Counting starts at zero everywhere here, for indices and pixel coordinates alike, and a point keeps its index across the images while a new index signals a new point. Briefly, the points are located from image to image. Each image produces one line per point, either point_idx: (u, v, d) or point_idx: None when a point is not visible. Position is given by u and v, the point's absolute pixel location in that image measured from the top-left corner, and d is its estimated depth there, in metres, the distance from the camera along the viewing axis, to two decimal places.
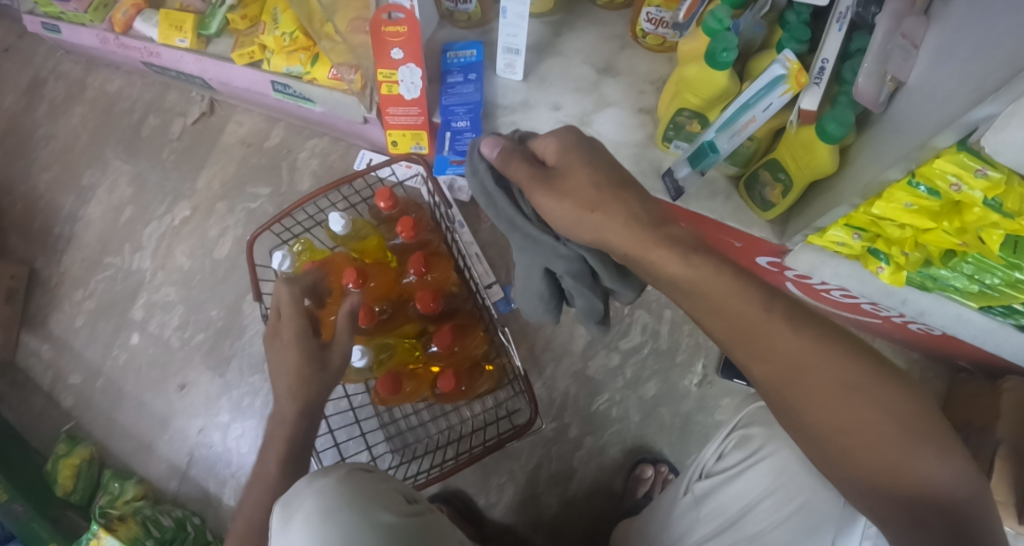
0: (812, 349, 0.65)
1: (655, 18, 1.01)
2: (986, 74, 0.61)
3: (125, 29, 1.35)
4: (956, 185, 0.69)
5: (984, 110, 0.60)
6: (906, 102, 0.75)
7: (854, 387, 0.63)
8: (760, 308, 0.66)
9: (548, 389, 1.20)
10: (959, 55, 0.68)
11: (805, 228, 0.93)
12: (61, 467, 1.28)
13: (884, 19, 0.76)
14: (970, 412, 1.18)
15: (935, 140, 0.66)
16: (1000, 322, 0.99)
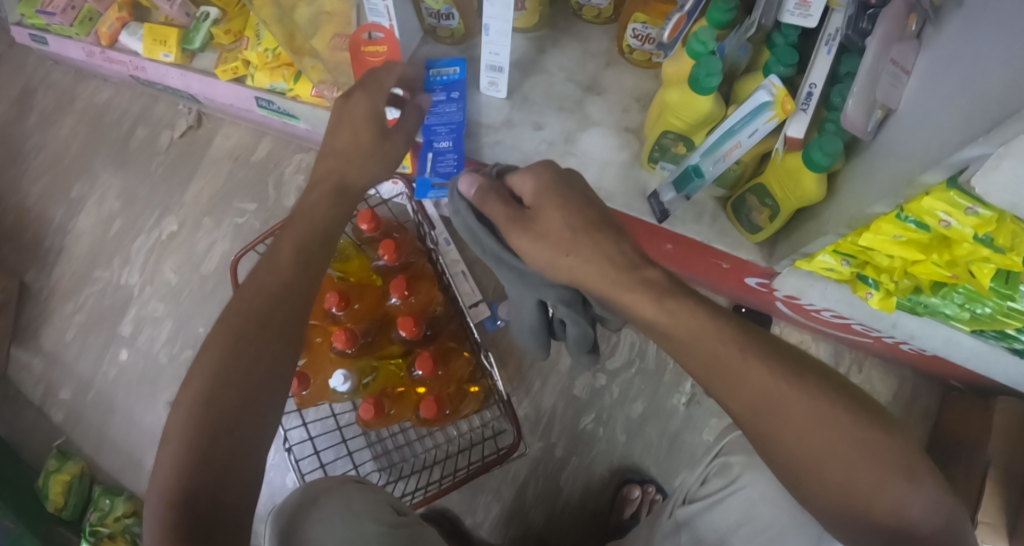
0: (787, 387, 0.64)
1: (641, 35, 1.00)
2: (973, 111, 0.58)
3: (111, 42, 1.34)
4: (945, 221, 0.66)
5: (973, 151, 0.57)
6: (893, 130, 0.72)
7: (832, 422, 0.63)
8: (734, 347, 0.65)
9: (534, 407, 1.19)
10: (946, 84, 0.65)
11: (793, 253, 0.91)
12: (53, 483, 1.27)
13: (875, 42, 0.71)
14: (962, 433, 1.15)
15: (924, 178, 0.63)
16: (992, 345, 0.97)
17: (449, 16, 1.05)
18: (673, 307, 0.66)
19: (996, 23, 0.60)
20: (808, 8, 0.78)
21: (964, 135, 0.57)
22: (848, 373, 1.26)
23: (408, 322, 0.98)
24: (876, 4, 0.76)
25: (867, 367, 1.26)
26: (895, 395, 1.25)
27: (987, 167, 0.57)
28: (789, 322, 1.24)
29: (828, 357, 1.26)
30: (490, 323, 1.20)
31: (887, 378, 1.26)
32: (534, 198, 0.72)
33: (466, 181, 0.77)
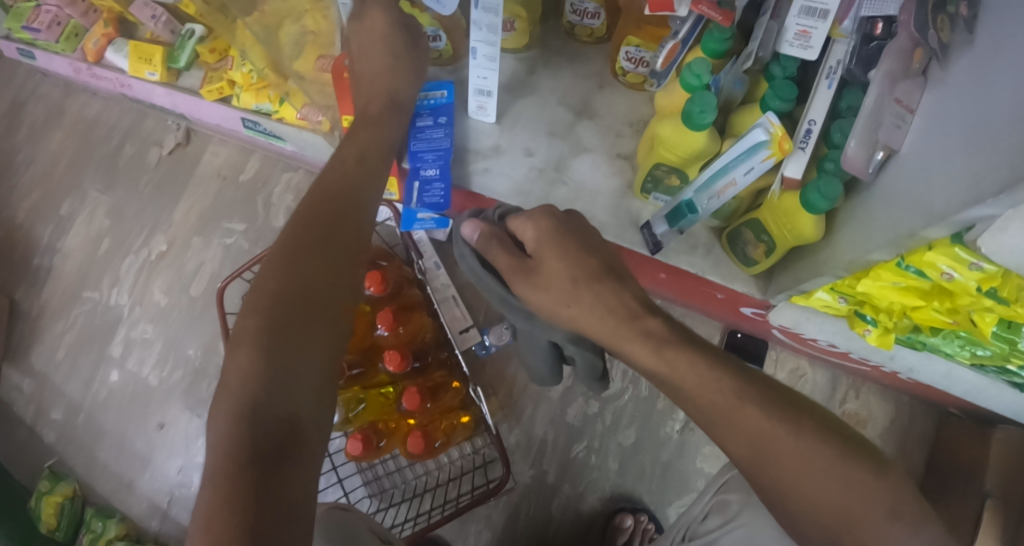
0: (785, 434, 0.61)
1: (635, 58, 0.96)
2: (980, 162, 0.54)
3: (98, 58, 1.32)
4: (948, 274, 0.63)
5: (980, 210, 0.54)
6: (897, 172, 0.68)
7: (830, 468, 0.60)
8: (731, 395, 0.63)
9: (526, 434, 1.17)
10: (955, 128, 0.60)
11: (789, 288, 0.88)
12: (43, 505, 1.27)
13: (876, 83, 0.68)
14: (961, 462, 1.12)
15: (927, 232, 0.60)
16: (992, 379, 0.93)
17: (436, 37, 1.02)
18: (672, 357, 0.64)
19: (1004, 67, 0.56)
20: (808, 40, 0.74)
21: (974, 191, 0.53)
22: (843, 398, 1.23)
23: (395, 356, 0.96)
24: (881, 36, 0.72)
25: (864, 393, 1.23)
26: (892, 421, 1.22)
27: (997, 228, 0.53)
28: (785, 347, 1.23)
29: (825, 383, 1.23)
30: (483, 348, 1.18)
31: (884, 403, 1.23)
32: (536, 246, 0.71)
33: (468, 226, 0.76)
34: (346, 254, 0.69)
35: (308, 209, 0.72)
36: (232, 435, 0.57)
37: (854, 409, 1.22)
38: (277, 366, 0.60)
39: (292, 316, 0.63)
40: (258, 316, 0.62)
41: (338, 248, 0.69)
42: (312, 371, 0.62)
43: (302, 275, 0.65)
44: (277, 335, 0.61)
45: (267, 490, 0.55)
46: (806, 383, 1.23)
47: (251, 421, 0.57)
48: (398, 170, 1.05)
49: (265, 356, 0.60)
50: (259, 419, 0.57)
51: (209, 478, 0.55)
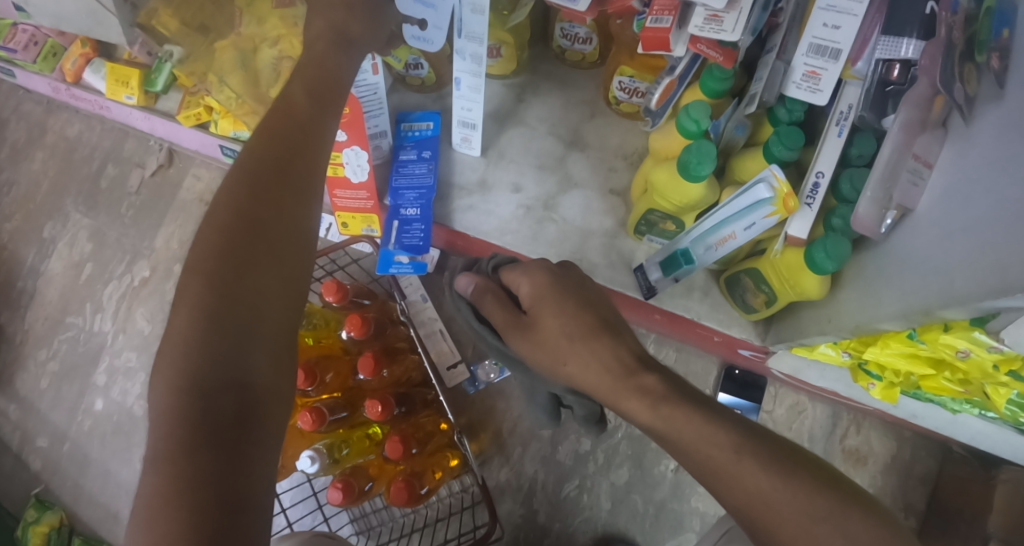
0: (776, 487, 0.52)
1: (629, 88, 0.90)
2: (1006, 240, 0.48)
3: (76, 79, 1.25)
4: (964, 352, 0.59)
5: (1004, 302, 0.48)
6: (912, 234, 0.62)
7: (827, 520, 0.51)
8: (728, 451, 0.54)
9: (515, 474, 1.13)
10: (982, 193, 0.53)
11: (789, 341, 0.83)
12: (31, 534, 1.25)
13: (896, 131, 0.61)
14: (965, 502, 1.08)
15: (944, 313, 0.54)
16: (999, 426, 0.88)
17: (417, 64, 0.97)
18: (667, 414, 0.57)
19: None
20: (817, 81, 0.67)
21: (1006, 265, 0.48)
22: (844, 434, 1.18)
23: (378, 403, 0.92)
24: (898, 81, 0.64)
25: (866, 428, 1.18)
26: (894, 457, 1.17)
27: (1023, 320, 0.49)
28: (785, 382, 1.19)
29: (825, 418, 1.19)
30: (471, 386, 1.14)
31: (885, 439, 1.18)
32: (531, 303, 0.66)
33: (461, 279, 0.72)
34: (298, 200, 0.62)
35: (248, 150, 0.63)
36: (175, 416, 0.50)
37: (855, 445, 1.18)
38: (224, 346, 0.53)
39: (241, 273, 0.56)
40: (204, 275, 0.55)
41: (290, 194, 0.61)
42: (267, 346, 0.56)
43: (249, 227, 0.58)
44: (228, 298, 0.55)
45: (216, 478, 0.49)
46: (806, 420, 1.18)
47: (200, 397, 0.51)
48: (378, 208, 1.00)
49: (213, 326, 0.54)
50: (206, 400, 0.51)
51: (152, 466, 0.49)
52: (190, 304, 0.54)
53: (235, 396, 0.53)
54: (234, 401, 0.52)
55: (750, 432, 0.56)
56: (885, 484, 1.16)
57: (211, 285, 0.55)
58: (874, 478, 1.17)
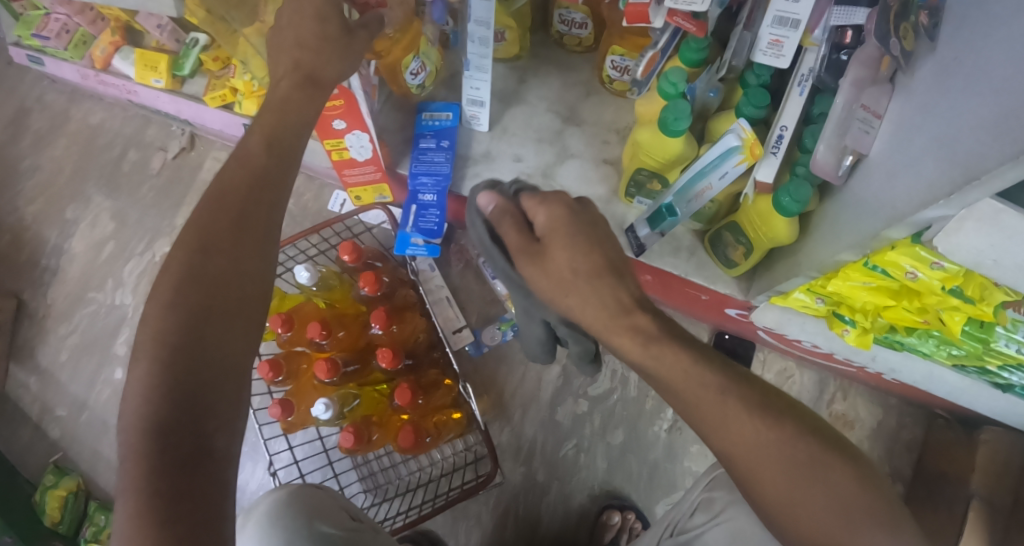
0: (766, 426, 0.59)
1: (620, 66, 1.00)
2: (931, 169, 0.58)
3: (105, 65, 1.35)
4: (912, 273, 0.69)
5: (935, 211, 0.58)
6: (862, 178, 0.73)
7: (805, 463, 0.58)
8: (714, 392, 0.60)
9: (515, 435, 1.19)
10: (912, 136, 0.64)
11: (768, 289, 0.91)
12: (48, 498, 1.34)
13: (845, 88, 0.74)
14: (947, 465, 1.14)
15: (889, 232, 0.64)
16: (973, 378, 0.96)
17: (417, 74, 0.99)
18: (660, 353, 0.61)
19: (941, 90, 0.61)
20: (780, 48, 0.77)
21: (927, 195, 0.58)
22: (831, 399, 1.26)
23: (388, 353, 0.99)
24: (850, 45, 0.76)
25: (852, 395, 1.26)
26: (880, 423, 1.25)
27: (951, 228, 0.59)
28: (772, 348, 1.25)
29: (813, 384, 1.27)
30: (475, 348, 1.21)
31: (872, 406, 1.26)
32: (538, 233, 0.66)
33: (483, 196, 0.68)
34: (255, 255, 0.64)
35: (208, 203, 0.65)
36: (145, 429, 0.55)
37: (841, 410, 1.25)
38: (178, 383, 0.57)
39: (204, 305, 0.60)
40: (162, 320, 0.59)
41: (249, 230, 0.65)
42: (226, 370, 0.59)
43: (207, 279, 0.61)
44: (184, 340, 0.58)
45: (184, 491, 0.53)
46: (794, 385, 1.26)
47: (165, 415, 0.55)
48: (387, 178, 1.09)
49: (167, 369, 0.57)
50: (170, 420, 0.55)
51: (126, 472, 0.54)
52: (148, 352, 0.57)
53: (194, 431, 0.56)
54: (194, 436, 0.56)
55: (736, 378, 0.62)
56: (873, 447, 1.24)
57: (173, 312, 0.59)
58: (862, 442, 1.24)
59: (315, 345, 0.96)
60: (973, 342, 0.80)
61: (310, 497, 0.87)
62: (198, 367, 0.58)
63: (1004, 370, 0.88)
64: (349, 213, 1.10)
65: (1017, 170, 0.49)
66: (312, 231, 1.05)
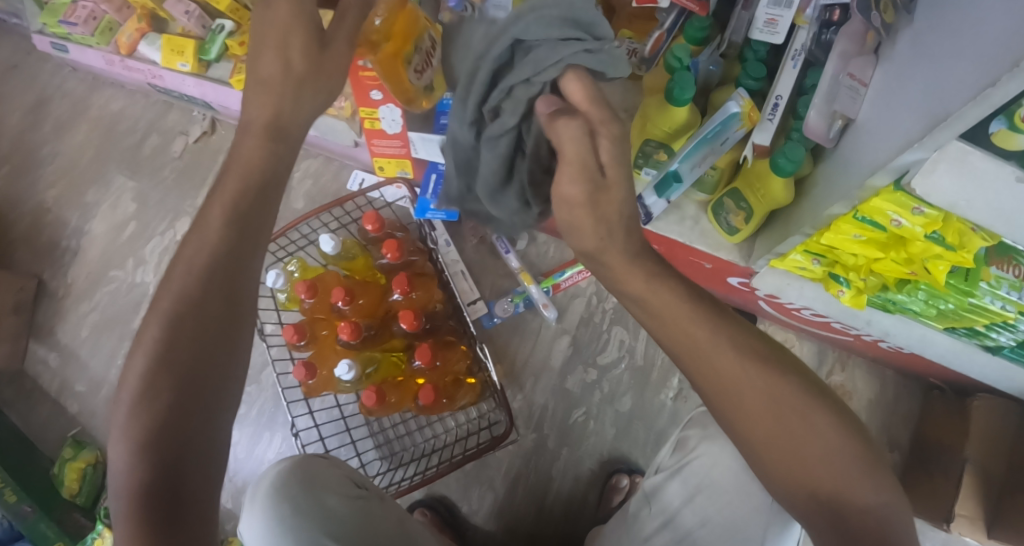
0: (741, 358, 0.60)
1: (632, 50, 1.03)
2: (910, 120, 0.68)
3: (131, 51, 1.42)
4: (897, 220, 0.77)
5: (911, 155, 0.67)
6: (850, 138, 0.82)
7: (779, 399, 0.59)
8: (704, 327, 0.61)
9: (527, 402, 1.24)
10: (896, 96, 0.73)
11: (767, 252, 0.98)
12: (67, 470, 1.38)
13: (833, 60, 0.83)
14: (943, 434, 1.17)
15: (873, 180, 0.73)
16: (964, 341, 1.02)
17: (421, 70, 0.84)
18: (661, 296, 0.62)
19: (922, 55, 0.70)
20: (775, 26, 0.85)
21: (906, 143, 0.67)
22: (830, 371, 1.28)
23: (410, 315, 1.04)
24: (838, 21, 0.85)
25: (850, 366, 1.28)
26: (878, 395, 1.26)
27: (927, 170, 0.67)
28: (775, 322, 1.28)
29: (812, 354, 1.28)
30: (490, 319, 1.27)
31: (870, 378, 1.27)
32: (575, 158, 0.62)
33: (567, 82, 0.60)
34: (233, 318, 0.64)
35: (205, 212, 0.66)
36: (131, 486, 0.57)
37: (840, 382, 1.27)
38: (165, 440, 0.59)
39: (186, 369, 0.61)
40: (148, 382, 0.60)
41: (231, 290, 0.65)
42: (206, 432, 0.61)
43: (184, 287, 0.63)
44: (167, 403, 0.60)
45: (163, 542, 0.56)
46: (794, 355, 1.28)
47: (150, 475, 0.58)
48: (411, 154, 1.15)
49: (150, 433, 0.58)
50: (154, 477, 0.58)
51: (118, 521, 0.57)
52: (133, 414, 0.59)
53: (172, 491, 0.58)
54: (171, 428, 0.59)
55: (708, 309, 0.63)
56: (871, 418, 1.25)
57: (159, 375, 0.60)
58: (861, 412, 1.25)
59: (340, 308, 1.03)
60: (959, 295, 0.87)
61: (313, 464, 0.81)
62: (180, 351, 0.61)
63: (992, 330, 0.95)
64: (367, 188, 1.16)
65: (975, 111, 0.58)
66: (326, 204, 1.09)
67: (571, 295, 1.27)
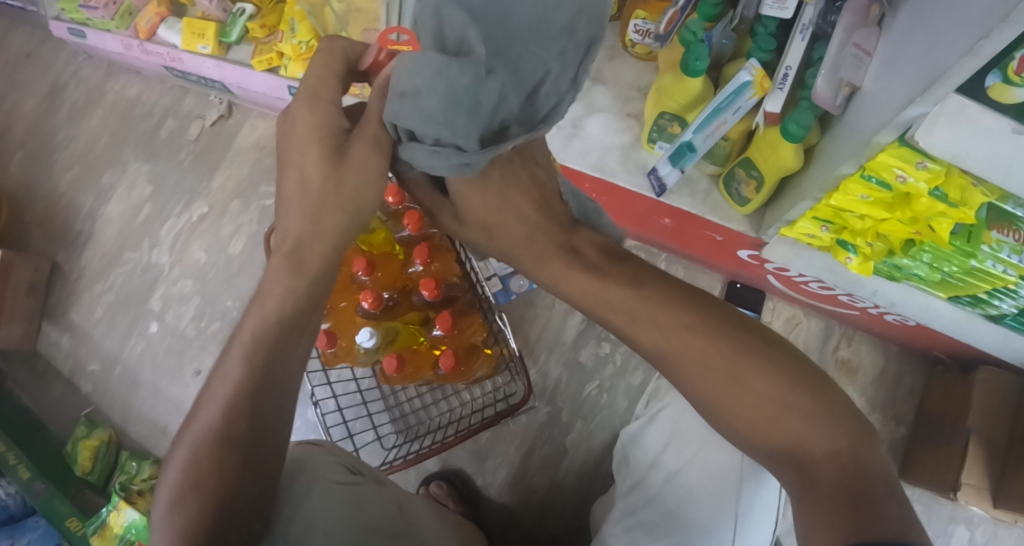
0: (675, 331, 0.68)
1: (642, 30, 1.09)
2: (913, 78, 0.73)
3: (150, 35, 1.45)
4: (902, 176, 0.81)
5: (914, 110, 0.73)
6: (855, 105, 0.87)
7: (718, 366, 0.66)
8: (627, 294, 0.72)
9: (541, 375, 1.27)
10: (898, 60, 0.79)
11: (777, 222, 1.02)
12: (81, 449, 1.37)
13: (839, 31, 0.88)
14: (946, 406, 1.20)
15: (878, 137, 0.78)
16: (967, 311, 1.05)
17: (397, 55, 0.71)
18: (610, 288, 0.73)
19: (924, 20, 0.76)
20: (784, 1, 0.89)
21: (908, 99, 0.73)
22: (836, 346, 1.31)
23: (430, 284, 1.05)
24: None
25: (856, 341, 1.31)
26: (883, 370, 1.29)
27: (929, 124, 0.73)
28: (783, 299, 1.31)
29: (819, 330, 1.31)
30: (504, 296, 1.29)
31: (875, 352, 1.30)
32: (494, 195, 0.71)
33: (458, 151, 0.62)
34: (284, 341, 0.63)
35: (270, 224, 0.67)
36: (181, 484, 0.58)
37: (846, 356, 1.30)
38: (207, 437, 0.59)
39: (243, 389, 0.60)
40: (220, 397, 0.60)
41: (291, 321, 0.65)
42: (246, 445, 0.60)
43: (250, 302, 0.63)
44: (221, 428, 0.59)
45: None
46: (801, 331, 1.31)
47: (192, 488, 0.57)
48: None
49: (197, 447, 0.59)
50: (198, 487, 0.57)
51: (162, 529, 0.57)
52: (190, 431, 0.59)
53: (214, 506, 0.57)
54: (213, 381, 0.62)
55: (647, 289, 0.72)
56: (875, 394, 1.28)
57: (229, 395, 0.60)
58: (864, 388, 1.29)
59: (360, 279, 1.05)
60: (962, 257, 0.90)
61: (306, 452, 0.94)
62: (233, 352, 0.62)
63: (994, 297, 0.98)
64: None
65: (971, 63, 0.65)
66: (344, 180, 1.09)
67: None
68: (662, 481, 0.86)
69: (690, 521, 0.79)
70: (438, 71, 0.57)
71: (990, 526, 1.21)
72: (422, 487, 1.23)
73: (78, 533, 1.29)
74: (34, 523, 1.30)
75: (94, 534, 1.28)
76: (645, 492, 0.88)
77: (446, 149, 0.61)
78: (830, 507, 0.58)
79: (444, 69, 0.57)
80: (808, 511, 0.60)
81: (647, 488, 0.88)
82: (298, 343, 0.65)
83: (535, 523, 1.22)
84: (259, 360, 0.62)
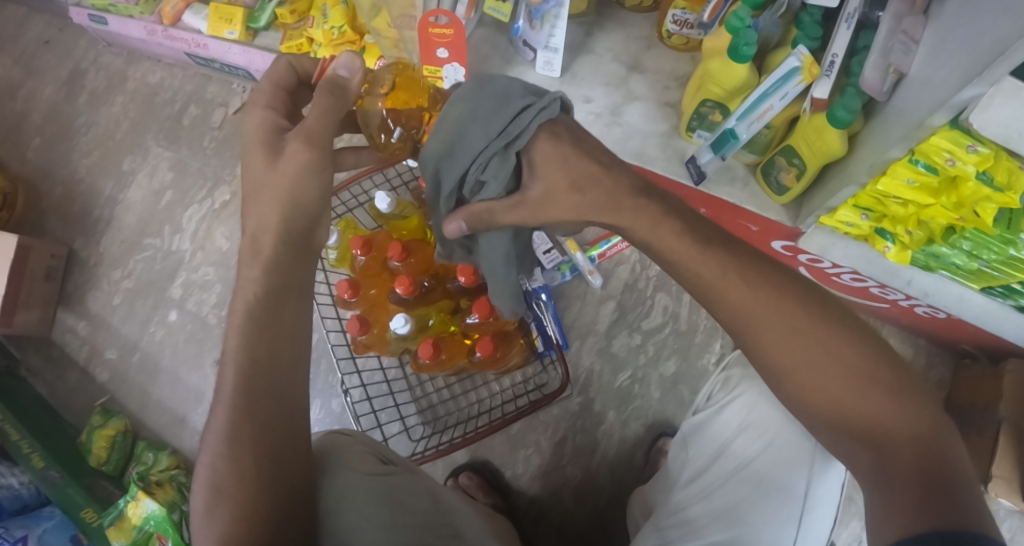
0: (758, 301, 0.68)
1: (681, 20, 1.10)
2: (967, 59, 0.72)
3: (174, 21, 1.44)
4: (950, 160, 0.81)
5: (970, 91, 0.72)
6: (903, 90, 0.86)
7: (807, 333, 0.66)
8: (718, 265, 0.70)
9: (574, 365, 1.27)
10: (948, 42, 0.78)
11: (817, 209, 1.03)
12: (97, 437, 1.33)
13: (887, 19, 0.88)
14: (977, 396, 1.21)
15: (931, 120, 0.78)
16: (1000, 302, 1.06)
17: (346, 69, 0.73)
18: (711, 252, 0.70)
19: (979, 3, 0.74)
20: None
21: (964, 80, 0.72)
22: None
23: (468, 269, 1.03)
24: None
25: (884, 334, 1.32)
26: (911, 362, 1.30)
27: (984, 105, 0.71)
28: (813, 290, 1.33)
29: None
30: (560, 339, 1.23)
31: (903, 345, 1.31)
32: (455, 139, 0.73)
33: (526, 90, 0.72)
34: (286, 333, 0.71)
35: (252, 241, 0.72)
36: (231, 464, 0.64)
37: None
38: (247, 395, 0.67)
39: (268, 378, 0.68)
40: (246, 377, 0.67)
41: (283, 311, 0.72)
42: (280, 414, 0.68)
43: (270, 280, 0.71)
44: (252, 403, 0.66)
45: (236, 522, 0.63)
46: None
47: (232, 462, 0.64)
48: None
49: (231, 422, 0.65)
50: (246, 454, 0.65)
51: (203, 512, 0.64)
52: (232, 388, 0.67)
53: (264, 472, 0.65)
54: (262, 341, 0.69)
55: (742, 255, 0.71)
56: None
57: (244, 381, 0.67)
58: None
59: (394, 265, 1.02)
60: (1000, 245, 0.90)
61: (333, 440, 0.90)
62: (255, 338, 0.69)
63: None
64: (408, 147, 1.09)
65: None
66: (379, 165, 1.07)
67: (616, 262, 1.31)
68: (729, 470, 0.85)
69: (757, 518, 0.81)
70: (477, 94, 0.72)
71: (1016, 520, 1.20)
72: (451, 478, 1.23)
73: (93, 523, 1.23)
74: (48, 513, 1.23)
75: (110, 526, 1.20)
76: (709, 477, 0.87)
77: (536, 104, 0.71)
78: (906, 492, 0.59)
79: (473, 82, 0.73)
80: (884, 493, 0.61)
81: (711, 475, 0.87)
82: (286, 306, 0.72)
83: (566, 513, 1.21)
84: (255, 343, 0.69)
